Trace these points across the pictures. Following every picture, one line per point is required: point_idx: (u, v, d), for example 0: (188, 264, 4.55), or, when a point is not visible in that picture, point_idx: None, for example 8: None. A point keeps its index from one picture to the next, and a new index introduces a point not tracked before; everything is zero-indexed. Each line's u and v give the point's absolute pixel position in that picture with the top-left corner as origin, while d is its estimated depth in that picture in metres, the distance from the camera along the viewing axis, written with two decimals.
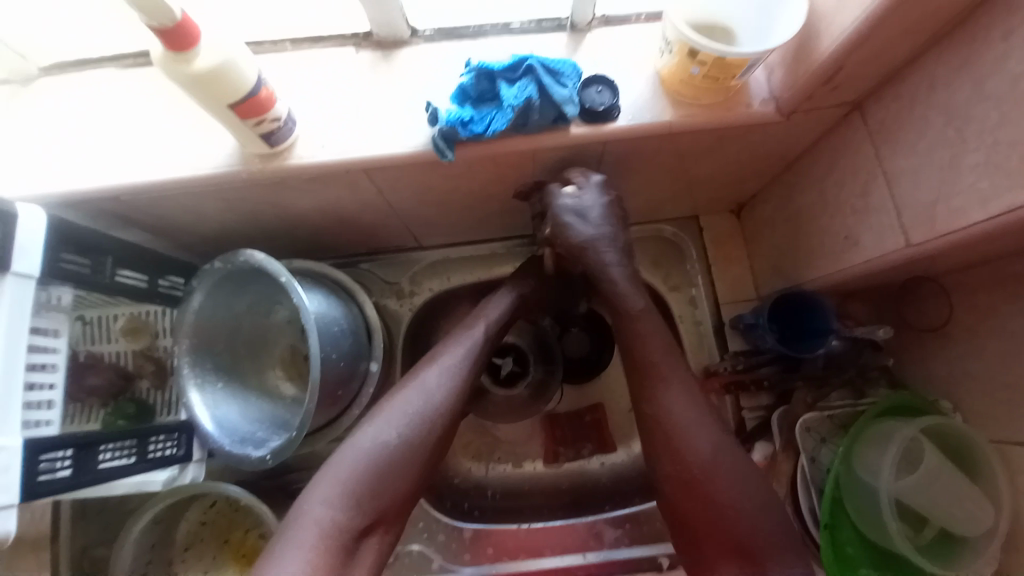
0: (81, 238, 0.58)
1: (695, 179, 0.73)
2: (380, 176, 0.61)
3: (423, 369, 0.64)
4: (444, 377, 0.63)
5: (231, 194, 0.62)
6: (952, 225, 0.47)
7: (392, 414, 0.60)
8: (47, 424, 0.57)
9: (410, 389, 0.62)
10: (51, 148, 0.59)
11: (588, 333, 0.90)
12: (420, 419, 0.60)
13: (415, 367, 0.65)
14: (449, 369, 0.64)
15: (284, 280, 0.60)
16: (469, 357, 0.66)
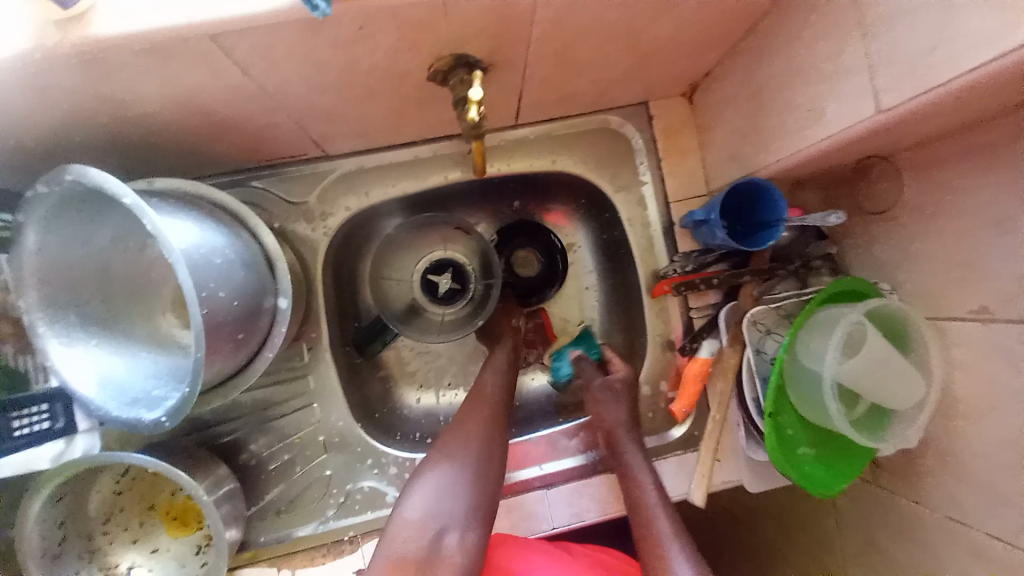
0: None
1: (645, 51, 0.62)
2: (243, 45, 0.45)
3: (452, 450, 0.62)
4: (483, 451, 0.63)
5: (28, 82, 0.45)
6: (938, 74, 0.41)
7: (439, 474, 0.60)
8: None
9: (450, 460, 0.61)
10: None
11: (540, 254, 0.88)
12: (487, 443, 0.64)
13: (447, 447, 0.63)
14: (481, 450, 0.63)
15: (126, 203, 0.45)
16: (497, 431, 0.66)
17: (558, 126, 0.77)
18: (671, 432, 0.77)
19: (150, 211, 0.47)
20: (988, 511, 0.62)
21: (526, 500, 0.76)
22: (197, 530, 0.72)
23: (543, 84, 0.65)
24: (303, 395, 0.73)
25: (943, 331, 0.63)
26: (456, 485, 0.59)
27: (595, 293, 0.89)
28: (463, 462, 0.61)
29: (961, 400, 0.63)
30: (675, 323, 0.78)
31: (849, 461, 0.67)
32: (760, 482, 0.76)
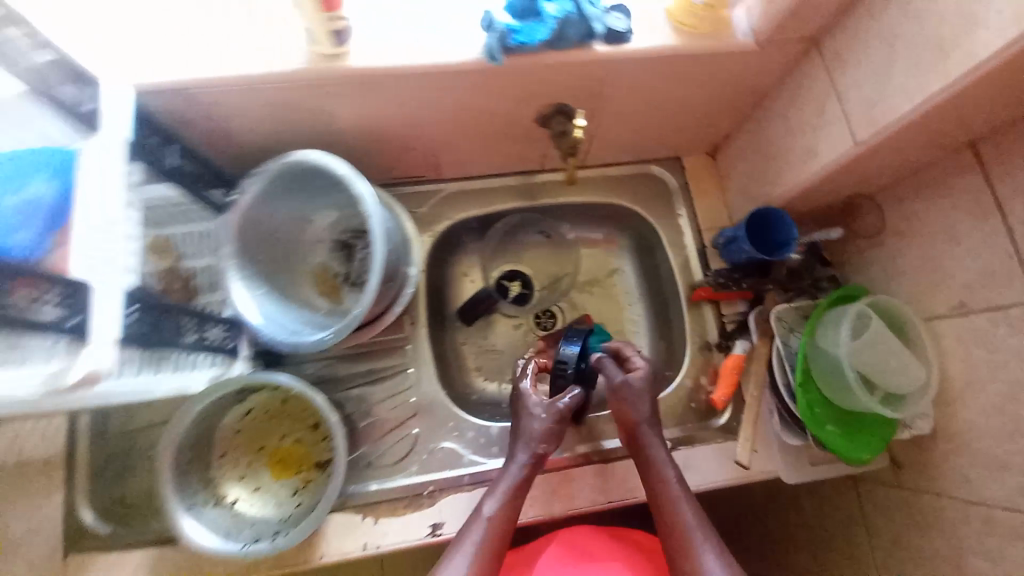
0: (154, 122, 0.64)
1: (684, 115, 0.87)
2: (429, 84, 0.69)
3: (462, 541, 0.68)
4: (489, 537, 0.68)
5: (281, 96, 0.67)
6: (890, 119, 0.63)
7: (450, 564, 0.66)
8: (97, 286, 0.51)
9: (459, 551, 0.67)
10: (131, 35, 0.63)
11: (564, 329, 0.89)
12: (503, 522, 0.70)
13: (459, 538, 0.69)
14: (488, 537, 0.68)
15: (342, 174, 0.68)
16: (504, 518, 0.70)
17: (612, 170, 1.00)
18: (717, 420, 0.88)
19: (353, 183, 0.69)
20: (997, 485, 0.70)
21: (583, 473, 0.85)
22: (294, 474, 0.82)
23: (608, 134, 0.90)
24: (401, 360, 0.89)
25: (933, 328, 0.78)
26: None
27: (636, 307, 1.04)
28: (471, 553, 0.67)
29: (957, 386, 0.75)
30: (710, 327, 0.93)
31: (869, 437, 0.77)
32: (793, 471, 0.85)
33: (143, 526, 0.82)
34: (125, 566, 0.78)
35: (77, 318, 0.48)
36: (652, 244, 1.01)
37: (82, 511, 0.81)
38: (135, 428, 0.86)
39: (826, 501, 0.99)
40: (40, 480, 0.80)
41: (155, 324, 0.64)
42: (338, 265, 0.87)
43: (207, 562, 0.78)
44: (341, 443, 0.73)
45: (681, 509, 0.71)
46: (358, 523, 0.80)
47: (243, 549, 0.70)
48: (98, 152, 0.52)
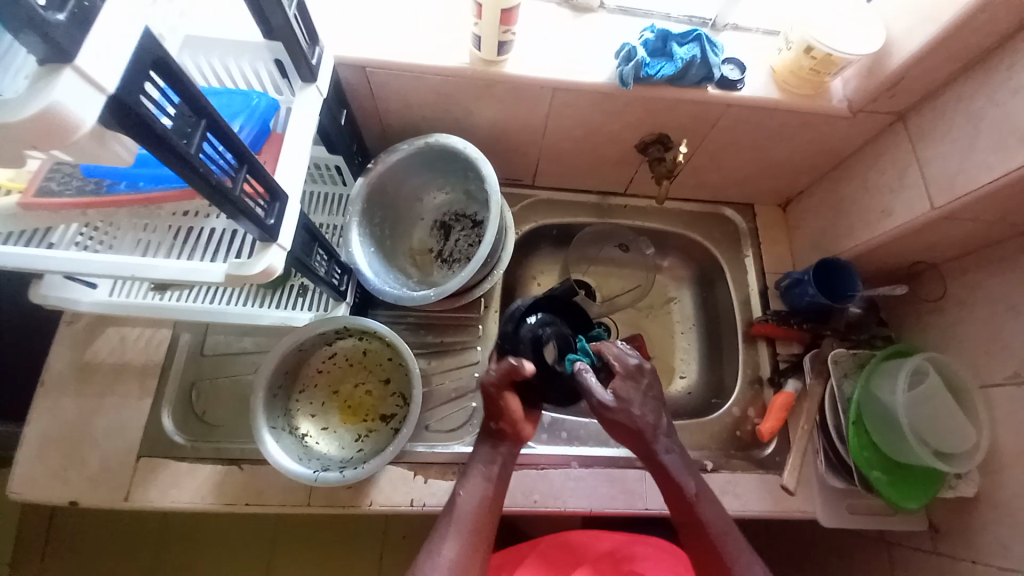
0: (339, 85, 0.75)
1: (767, 164, 0.96)
2: (560, 97, 0.80)
3: (445, 526, 0.73)
4: (468, 522, 0.73)
5: (439, 87, 0.79)
6: (968, 188, 0.70)
7: (439, 546, 0.71)
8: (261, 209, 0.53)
9: (445, 537, 0.72)
10: (332, 17, 0.76)
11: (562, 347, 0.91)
12: (477, 500, 0.76)
13: (444, 524, 0.74)
14: (468, 523, 0.73)
15: (474, 158, 0.80)
16: (478, 504, 0.75)
17: (688, 204, 1.09)
18: (761, 451, 0.91)
19: (479, 167, 0.81)
20: None
21: (625, 476, 0.88)
22: (360, 422, 0.87)
23: (694, 170, 0.99)
24: (470, 338, 0.96)
25: (988, 396, 0.81)
26: (452, 559, 0.70)
27: (690, 335, 1.10)
28: (453, 537, 0.72)
29: (1007, 455, 0.77)
30: (763, 363, 0.98)
31: (916, 488, 0.80)
32: (831, 516, 0.86)
33: (223, 441, 0.86)
34: (192, 477, 0.84)
35: (274, 220, 0.54)
36: (715, 279, 1.08)
37: (163, 420, 0.87)
38: (225, 353, 0.93)
39: (855, 563, 0.98)
40: (138, 382, 0.88)
41: (309, 250, 0.69)
42: (435, 243, 0.97)
43: (266, 488, 0.83)
44: (418, 391, 0.81)
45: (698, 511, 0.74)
46: (409, 479, 0.84)
47: (315, 475, 0.76)
48: (308, 104, 0.63)
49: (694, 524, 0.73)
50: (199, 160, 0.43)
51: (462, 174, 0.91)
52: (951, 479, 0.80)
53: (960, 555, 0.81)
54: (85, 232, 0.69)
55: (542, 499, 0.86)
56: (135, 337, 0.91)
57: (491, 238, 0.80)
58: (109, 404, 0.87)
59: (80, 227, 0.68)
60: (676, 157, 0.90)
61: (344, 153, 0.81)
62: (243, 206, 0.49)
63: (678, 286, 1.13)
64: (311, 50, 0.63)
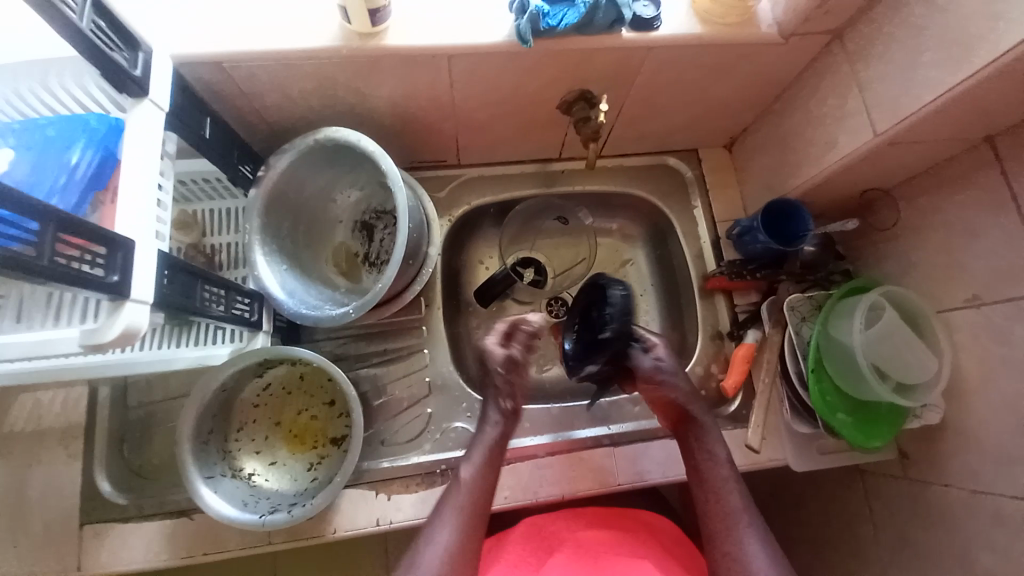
0: (192, 90, 0.64)
1: (704, 106, 0.88)
2: (459, 66, 0.70)
3: (444, 505, 0.71)
4: (468, 497, 0.71)
5: (317, 73, 0.68)
6: (911, 109, 0.64)
7: (434, 531, 0.69)
8: (98, 268, 0.45)
9: (438, 523, 0.69)
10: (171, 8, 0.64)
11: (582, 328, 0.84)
12: (483, 472, 0.73)
13: (444, 500, 0.72)
14: (462, 506, 0.71)
15: (372, 150, 0.71)
16: (483, 474, 0.74)
17: (629, 159, 1.01)
18: (727, 408, 0.89)
19: (380, 160, 0.72)
20: (1006, 478, 0.71)
21: (594, 456, 0.85)
22: (310, 450, 0.83)
23: (628, 123, 0.90)
24: (416, 341, 0.90)
25: (946, 321, 0.78)
26: (447, 538, 0.68)
27: (649, 297, 1.05)
28: (447, 525, 0.69)
29: (968, 380, 0.76)
30: (722, 316, 0.95)
31: (880, 425, 0.79)
32: (802, 461, 0.85)
33: (167, 493, 0.81)
34: (141, 537, 0.78)
35: (120, 275, 0.47)
36: (667, 235, 1.02)
37: (98, 481, 0.80)
38: (153, 401, 0.86)
39: (833, 496, 1.00)
40: (62, 448, 0.81)
41: (194, 291, 0.61)
42: (359, 245, 0.89)
43: (222, 534, 0.79)
44: (360, 412, 0.76)
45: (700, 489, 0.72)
46: (371, 498, 0.81)
47: (262, 518, 0.71)
48: (145, 124, 0.54)
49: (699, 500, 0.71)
50: None
51: (371, 166, 0.82)
52: (916, 409, 0.78)
53: (929, 479, 0.82)
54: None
55: (511, 495, 0.83)
56: (48, 402, 0.82)
57: (405, 238, 0.72)
58: (35, 477, 0.80)
59: None
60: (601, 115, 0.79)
61: (224, 167, 0.72)
62: (59, 274, 0.41)
63: (630, 248, 1.07)
64: (130, 59, 0.53)
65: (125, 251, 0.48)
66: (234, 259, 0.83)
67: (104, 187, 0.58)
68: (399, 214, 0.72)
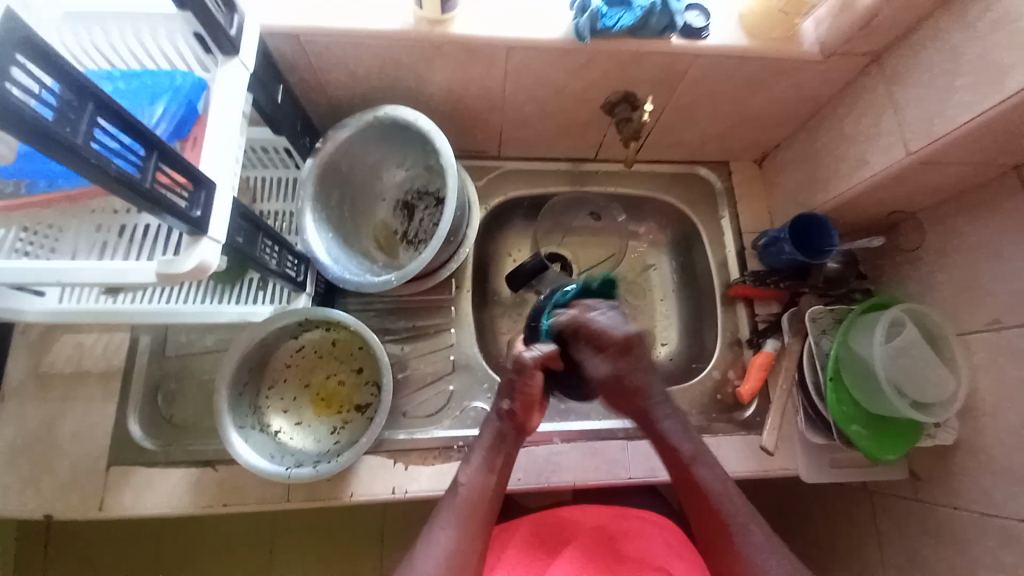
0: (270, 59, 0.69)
1: (740, 118, 0.92)
2: (516, 58, 0.75)
3: (443, 510, 0.70)
4: (467, 506, 0.70)
5: (385, 54, 0.73)
6: (943, 130, 0.67)
7: (432, 537, 0.68)
8: (183, 201, 0.50)
9: (439, 526, 0.69)
10: None
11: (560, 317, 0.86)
12: (483, 483, 0.72)
13: (443, 508, 0.71)
14: (465, 509, 0.70)
15: (428, 130, 0.75)
16: (483, 487, 0.72)
17: (662, 166, 1.05)
18: (741, 413, 0.91)
19: (434, 140, 0.76)
20: (1020, 500, 0.72)
21: (609, 446, 0.87)
22: (334, 414, 0.85)
23: (665, 129, 0.94)
24: (444, 320, 0.93)
25: (966, 343, 0.80)
26: (450, 544, 0.67)
27: (670, 301, 1.08)
28: (448, 529, 0.68)
29: (985, 402, 0.77)
30: (742, 324, 0.97)
31: (894, 439, 0.80)
32: (813, 470, 0.86)
33: (193, 442, 0.84)
34: (164, 481, 0.81)
35: (202, 211, 0.51)
36: (693, 241, 1.05)
37: (129, 424, 0.83)
38: (188, 353, 0.89)
39: (841, 514, 1.00)
40: (99, 388, 0.84)
41: (252, 242, 0.65)
42: (399, 224, 0.93)
43: (243, 486, 0.81)
44: (388, 379, 0.79)
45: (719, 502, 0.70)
46: (389, 466, 0.83)
47: (287, 471, 0.73)
48: (233, 81, 0.58)
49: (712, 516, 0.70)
50: (92, 152, 0.40)
51: (421, 147, 0.86)
52: (931, 428, 0.79)
53: (940, 499, 0.82)
54: (24, 238, 0.62)
55: (525, 477, 0.84)
56: (91, 344, 0.86)
57: (451, 215, 0.76)
58: (71, 414, 0.83)
59: (18, 231, 0.62)
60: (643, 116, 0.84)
61: (288, 134, 0.77)
62: (156, 198, 0.45)
63: (655, 252, 1.10)
64: (226, 19, 0.57)
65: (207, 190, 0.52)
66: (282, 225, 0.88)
67: (185, 136, 0.63)
68: (447, 192, 0.76)
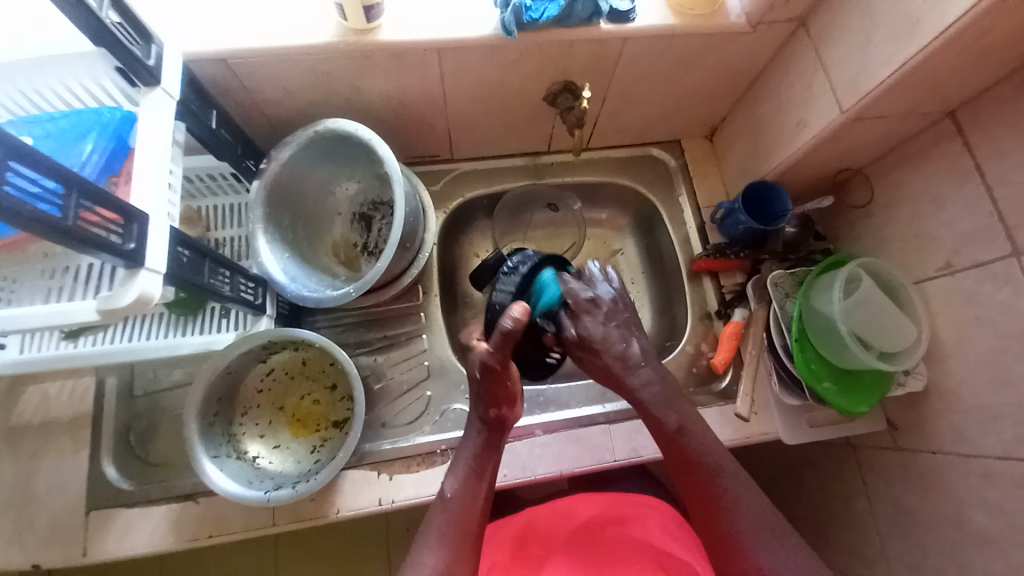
0: (201, 84, 0.69)
1: (682, 95, 0.93)
2: (448, 59, 0.75)
3: (428, 526, 0.68)
4: (453, 518, 0.68)
5: (317, 68, 0.73)
6: (870, 85, 0.68)
7: (419, 556, 0.65)
8: (115, 235, 0.49)
9: (427, 542, 0.66)
10: (181, 11, 0.69)
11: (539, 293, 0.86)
12: (467, 489, 0.70)
13: (427, 526, 0.68)
14: (450, 520, 0.68)
15: (369, 139, 0.75)
16: (467, 497, 0.70)
17: (615, 151, 1.06)
18: (718, 384, 0.92)
19: (377, 149, 0.77)
20: (990, 438, 0.72)
21: (591, 433, 0.87)
22: (312, 433, 0.85)
23: (612, 114, 0.95)
24: (414, 326, 0.93)
25: (923, 290, 0.81)
26: (436, 564, 0.64)
27: (639, 283, 1.08)
28: (434, 542, 0.66)
29: (946, 345, 0.78)
30: (710, 297, 0.98)
31: (864, 392, 0.81)
32: (793, 433, 0.87)
33: (173, 478, 0.83)
34: (147, 522, 0.80)
35: (136, 243, 0.51)
36: (654, 222, 1.06)
37: (105, 468, 0.82)
38: (159, 390, 0.88)
39: (830, 472, 1.01)
40: (70, 437, 0.83)
41: (201, 270, 0.65)
42: (358, 236, 0.93)
43: (228, 517, 0.80)
44: (360, 391, 0.79)
45: (720, 484, 0.68)
46: (372, 479, 0.82)
47: (266, 495, 0.73)
48: (157, 109, 0.58)
49: (705, 476, 0.69)
50: (6, 196, 0.40)
51: (368, 157, 0.86)
52: (899, 377, 0.81)
53: (918, 446, 0.84)
54: None
55: (510, 473, 0.84)
56: (58, 393, 0.84)
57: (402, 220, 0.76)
58: (43, 466, 0.81)
59: None
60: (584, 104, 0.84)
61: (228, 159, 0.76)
62: (82, 236, 0.45)
63: (619, 236, 1.11)
64: (143, 49, 0.57)
65: (143, 224, 0.52)
66: (238, 249, 0.87)
67: (117, 171, 0.62)
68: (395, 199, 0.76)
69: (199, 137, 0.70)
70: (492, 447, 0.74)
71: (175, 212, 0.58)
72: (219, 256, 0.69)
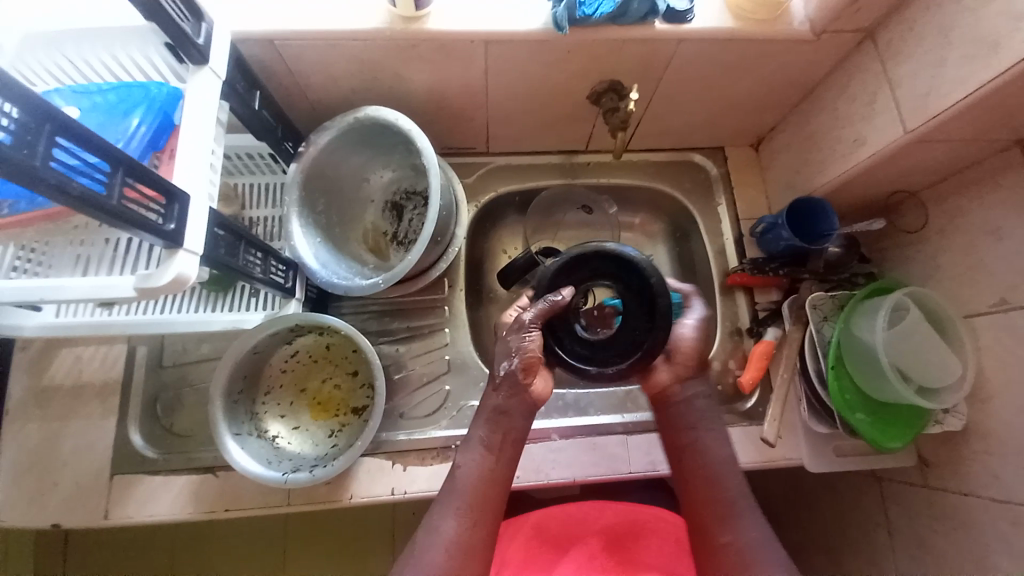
0: (246, 65, 0.68)
1: (731, 102, 0.89)
2: (493, 52, 0.73)
3: (443, 494, 0.67)
4: (470, 489, 0.66)
5: (361, 54, 0.72)
6: (940, 105, 0.64)
7: (433, 524, 0.64)
8: (157, 215, 0.50)
9: (444, 510, 0.65)
10: None
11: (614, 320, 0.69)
12: (486, 457, 0.69)
13: (443, 497, 0.67)
14: (469, 491, 0.66)
15: (408, 129, 0.74)
16: (482, 468, 0.68)
17: (655, 155, 1.03)
18: (743, 403, 0.89)
19: (415, 140, 0.75)
20: None
21: (608, 442, 0.86)
22: (332, 417, 0.86)
23: (656, 116, 0.92)
24: (438, 320, 0.92)
25: (973, 325, 0.77)
26: (454, 532, 0.63)
27: None
28: (453, 514, 0.64)
29: (992, 386, 0.74)
30: (741, 313, 0.95)
31: (900, 427, 0.78)
32: (817, 461, 0.85)
33: (194, 450, 0.85)
34: (168, 490, 0.82)
35: (176, 224, 0.51)
36: (688, 231, 1.03)
37: (130, 435, 0.84)
38: (186, 363, 0.90)
39: (850, 501, 0.98)
40: (100, 401, 0.85)
41: (235, 252, 0.65)
42: (389, 225, 0.92)
43: (244, 491, 0.82)
44: (382, 381, 0.79)
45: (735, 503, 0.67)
46: (387, 469, 0.82)
47: (284, 477, 0.74)
48: (204, 89, 0.57)
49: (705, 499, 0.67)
50: (52, 172, 0.40)
51: (406, 145, 0.85)
52: (938, 415, 0.77)
53: (950, 486, 0.80)
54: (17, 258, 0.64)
55: (523, 475, 0.84)
56: (90, 358, 0.87)
57: (437, 215, 0.75)
58: (74, 427, 0.84)
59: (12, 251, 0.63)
60: (630, 105, 0.82)
61: (267, 139, 0.76)
62: (125, 215, 0.45)
63: (652, 243, 1.08)
64: (194, 27, 0.57)
65: (184, 205, 0.52)
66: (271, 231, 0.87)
67: (161, 148, 0.62)
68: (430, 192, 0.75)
69: (241, 118, 0.70)
70: (510, 416, 0.71)
71: (215, 194, 0.58)
72: (252, 241, 0.68)
